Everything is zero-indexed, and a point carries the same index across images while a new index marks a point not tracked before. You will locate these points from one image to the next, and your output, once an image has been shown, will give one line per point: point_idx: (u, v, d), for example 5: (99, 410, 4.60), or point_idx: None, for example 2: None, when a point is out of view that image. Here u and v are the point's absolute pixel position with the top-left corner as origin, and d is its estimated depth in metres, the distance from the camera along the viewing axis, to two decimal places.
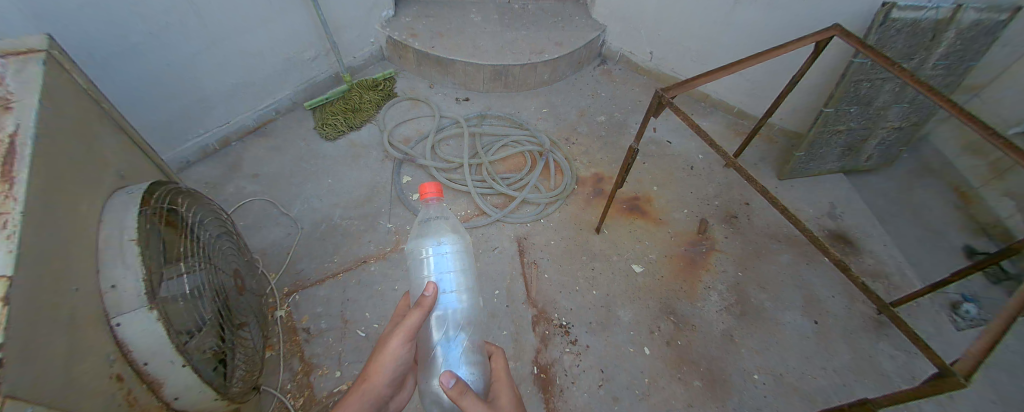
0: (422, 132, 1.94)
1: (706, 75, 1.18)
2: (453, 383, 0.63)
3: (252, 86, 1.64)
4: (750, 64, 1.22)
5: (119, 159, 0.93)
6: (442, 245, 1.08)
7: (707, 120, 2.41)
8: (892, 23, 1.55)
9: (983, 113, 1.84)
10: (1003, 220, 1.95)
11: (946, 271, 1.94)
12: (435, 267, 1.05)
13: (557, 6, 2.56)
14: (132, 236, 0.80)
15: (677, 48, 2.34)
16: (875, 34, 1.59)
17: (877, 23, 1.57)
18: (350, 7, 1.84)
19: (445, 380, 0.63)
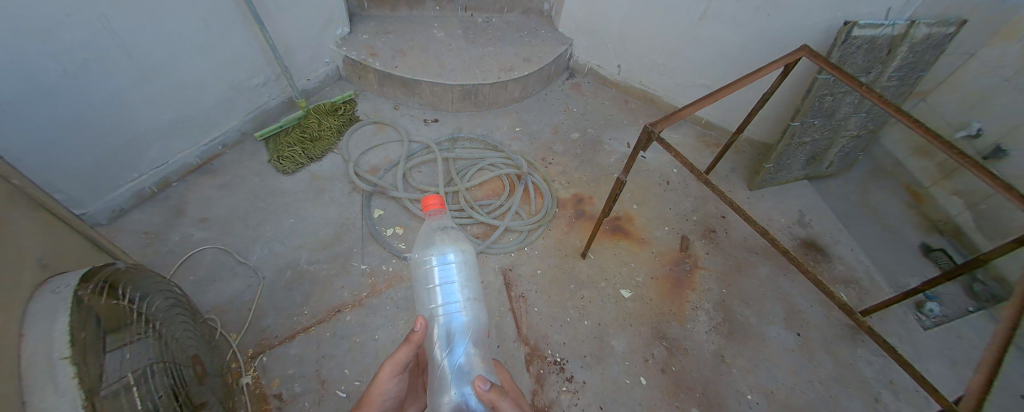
0: (391, 159, 1.80)
1: (692, 106, 1.19)
2: (486, 387, 0.72)
3: (191, 120, 1.42)
4: (728, 91, 1.24)
5: (37, 244, 0.70)
6: (448, 255, 1.09)
7: (678, 133, 2.44)
8: (852, 41, 1.64)
9: (929, 117, 1.99)
10: (953, 218, 2.12)
11: (903, 270, 2.07)
12: (441, 278, 1.08)
13: (523, 19, 2.47)
14: (65, 352, 0.59)
15: (646, 62, 2.37)
16: (838, 52, 1.67)
17: (839, 41, 1.65)
18: (298, 24, 1.64)
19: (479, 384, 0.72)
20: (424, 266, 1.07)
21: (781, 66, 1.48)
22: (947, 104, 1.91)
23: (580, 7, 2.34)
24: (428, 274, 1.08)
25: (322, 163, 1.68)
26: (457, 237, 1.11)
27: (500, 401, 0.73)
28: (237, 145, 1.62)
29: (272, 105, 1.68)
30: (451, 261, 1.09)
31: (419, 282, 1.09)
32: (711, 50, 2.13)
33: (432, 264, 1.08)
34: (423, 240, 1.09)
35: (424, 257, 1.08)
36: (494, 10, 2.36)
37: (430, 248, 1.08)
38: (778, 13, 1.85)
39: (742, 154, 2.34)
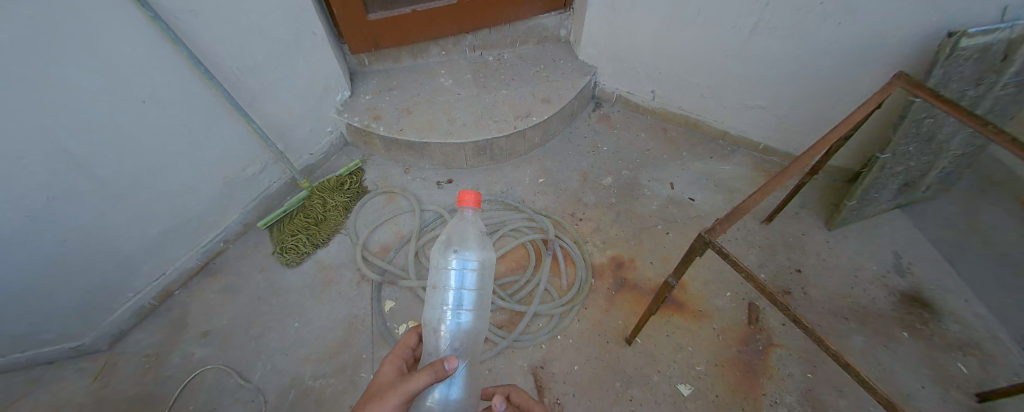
0: (403, 234, 1.63)
1: (756, 194, 0.95)
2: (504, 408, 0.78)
3: (185, 225, 1.34)
4: (808, 160, 1.04)
5: None
6: (470, 261, 1.10)
7: (732, 163, 2.08)
8: (959, 53, 1.24)
9: None
10: None
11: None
12: (456, 281, 1.09)
13: (538, 49, 2.21)
14: None
15: (684, 85, 2.02)
16: (940, 68, 1.29)
17: (940, 57, 1.28)
18: (294, 103, 1.52)
19: (497, 404, 0.78)
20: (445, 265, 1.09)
21: (869, 108, 1.15)
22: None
23: (601, 32, 2.00)
24: (446, 272, 1.09)
25: (329, 248, 1.54)
26: (483, 245, 1.12)
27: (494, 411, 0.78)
28: (239, 238, 1.52)
29: (274, 189, 1.58)
30: (470, 266, 1.10)
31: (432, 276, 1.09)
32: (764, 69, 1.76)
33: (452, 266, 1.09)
34: (449, 237, 1.11)
35: (448, 256, 1.09)
36: (504, 45, 2.12)
37: (459, 248, 1.09)
38: (852, 21, 1.44)
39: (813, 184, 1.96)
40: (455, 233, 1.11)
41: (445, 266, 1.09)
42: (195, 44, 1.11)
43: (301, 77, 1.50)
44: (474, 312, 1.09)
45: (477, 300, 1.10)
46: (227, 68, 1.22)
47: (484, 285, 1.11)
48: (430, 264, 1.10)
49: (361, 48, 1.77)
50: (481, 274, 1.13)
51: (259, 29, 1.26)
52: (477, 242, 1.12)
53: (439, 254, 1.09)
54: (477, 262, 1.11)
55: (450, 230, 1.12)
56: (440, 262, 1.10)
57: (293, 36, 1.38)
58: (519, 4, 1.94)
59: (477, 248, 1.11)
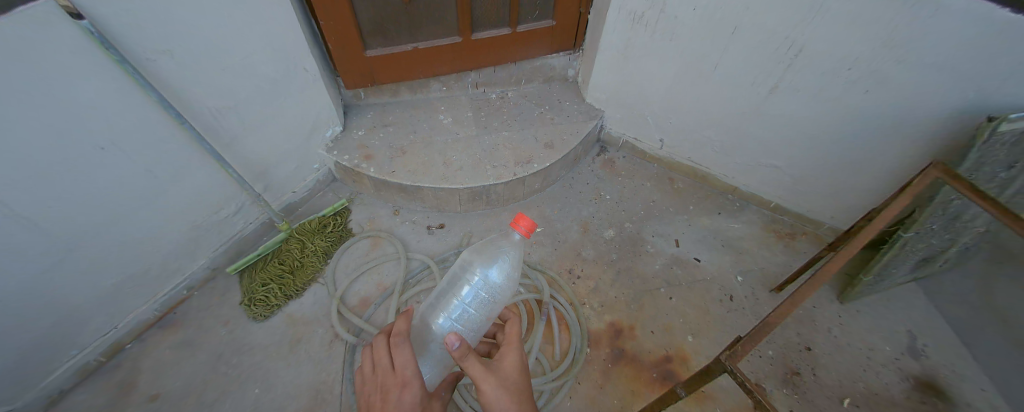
0: (386, 286, 1.54)
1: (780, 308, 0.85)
2: (458, 347, 0.73)
3: (143, 274, 1.24)
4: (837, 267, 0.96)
5: None
6: (489, 277, 1.12)
7: (739, 220, 1.99)
8: (999, 140, 1.13)
9: None
10: None
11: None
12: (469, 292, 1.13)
13: (544, 88, 2.12)
14: None
15: (694, 137, 1.93)
16: (975, 153, 1.19)
17: (978, 140, 1.17)
18: (279, 140, 1.42)
19: (450, 343, 0.74)
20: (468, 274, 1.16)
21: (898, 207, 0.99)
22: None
23: (611, 77, 1.90)
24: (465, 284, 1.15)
25: (302, 301, 1.44)
26: (509, 270, 1.14)
27: (467, 363, 0.76)
28: (207, 283, 1.44)
29: (248, 231, 1.48)
30: (486, 285, 1.11)
31: (452, 280, 1.19)
32: (774, 134, 1.68)
33: (473, 277, 1.15)
34: (478, 256, 1.18)
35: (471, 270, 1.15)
36: (508, 83, 2.04)
37: (482, 264, 1.14)
38: (881, 89, 1.31)
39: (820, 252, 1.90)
40: (489, 251, 1.18)
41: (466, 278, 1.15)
42: (165, 86, 1.00)
43: (289, 113, 1.40)
44: (468, 327, 1.08)
45: (478, 319, 1.08)
46: (205, 109, 1.12)
47: (492, 310, 1.09)
48: (455, 272, 1.20)
49: (357, 83, 1.69)
50: (494, 298, 1.11)
51: (244, 67, 1.16)
52: (505, 268, 1.14)
53: (466, 266, 1.18)
54: (497, 286, 1.12)
55: (482, 248, 1.20)
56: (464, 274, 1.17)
57: (283, 73, 1.29)
58: (526, 44, 1.89)
59: (503, 273, 1.13)
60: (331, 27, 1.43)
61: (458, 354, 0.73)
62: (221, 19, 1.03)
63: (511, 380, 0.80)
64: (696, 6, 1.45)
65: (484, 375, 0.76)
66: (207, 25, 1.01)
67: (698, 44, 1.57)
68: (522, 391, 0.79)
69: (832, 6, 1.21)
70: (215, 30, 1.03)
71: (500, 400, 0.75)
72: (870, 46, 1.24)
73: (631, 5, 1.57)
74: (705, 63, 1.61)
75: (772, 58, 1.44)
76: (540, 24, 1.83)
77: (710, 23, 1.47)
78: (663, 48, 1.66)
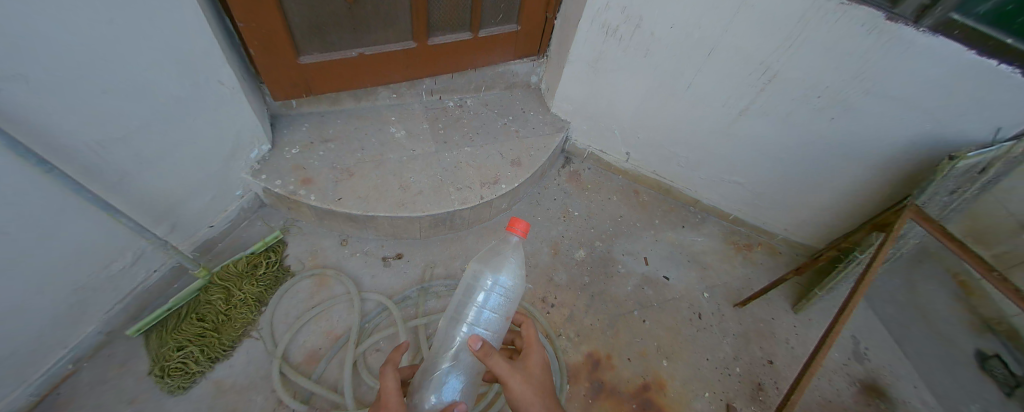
0: (338, 334, 1.36)
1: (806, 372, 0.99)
2: (481, 347, 0.75)
3: (6, 361, 0.94)
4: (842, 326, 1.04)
5: None
6: (502, 280, 1.14)
7: (702, 234, 2.03)
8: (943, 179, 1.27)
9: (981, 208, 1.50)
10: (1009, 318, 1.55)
11: (965, 395, 1.61)
12: (488, 297, 1.13)
13: (505, 96, 1.97)
14: None
15: (661, 152, 1.92)
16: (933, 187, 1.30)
17: (937, 175, 1.28)
18: (190, 169, 1.16)
19: (474, 344, 0.75)
20: (481, 280, 1.15)
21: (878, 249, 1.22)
22: (1005, 219, 1.46)
23: (580, 90, 1.81)
24: (478, 290, 1.15)
25: (232, 363, 1.24)
26: (517, 271, 1.16)
27: (487, 358, 0.78)
28: (98, 353, 1.16)
29: (150, 283, 1.20)
30: (501, 289, 1.13)
31: (463, 289, 1.18)
32: (734, 152, 1.73)
33: (486, 281, 1.15)
34: (485, 262, 1.19)
35: (483, 277, 1.15)
36: (467, 90, 1.86)
37: (491, 271, 1.16)
38: (846, 116, 1.37)
39: (772, 263, 2.00)
40: (495, 257, 1.19)
41: (479, 285, 1.15)
42: (16, 126, 0.73)
43: (202, 136, 1.14)
44: (491, 330, 1.08)
45: (498, 323, 1.09)
46: (81, 146, 0.86)
47: (510, 310, 1.11)
48: (464, 281, 1.19)
49: (290, 94, 1.40)
50: (510, 300, 1.14)
51: (133, 85, 0.89)
52: (514, 270, 1.17)
53: (475, 273, 1.17)
54: (510, 288, 1.14)
55: (488, 256, 1.20)
56: (475, 280, 1.16)
57: (193, 91, 1.03)
58: (488, 50, 1.72)
59: (510, 277, 1.15)
60: (252, 30, 1.16)
61: (481, 353, 0.75)
62: (100, 32, 0.78)
63: (534, 376, 0.82)
64: (673, 24, 1.40)
65: (510, 371, 0.79)
66: (80, 41, 0.75)
67: (671, 63, 1.52)
68: (546, 387, 0.82)
69: (807, 36, 1.23)
70: (92, 45, 0.78)
71: (528, 395, 0.77)
72: (841, 78, 1.28)
73: (606, 17, 1.47)
74: (676, 82, 1.58)
75: (745, 81, 1.45)
76: (502, 28, 1.67)
77: (687, 42, 1.43)
78: (635, 63, 1.59)
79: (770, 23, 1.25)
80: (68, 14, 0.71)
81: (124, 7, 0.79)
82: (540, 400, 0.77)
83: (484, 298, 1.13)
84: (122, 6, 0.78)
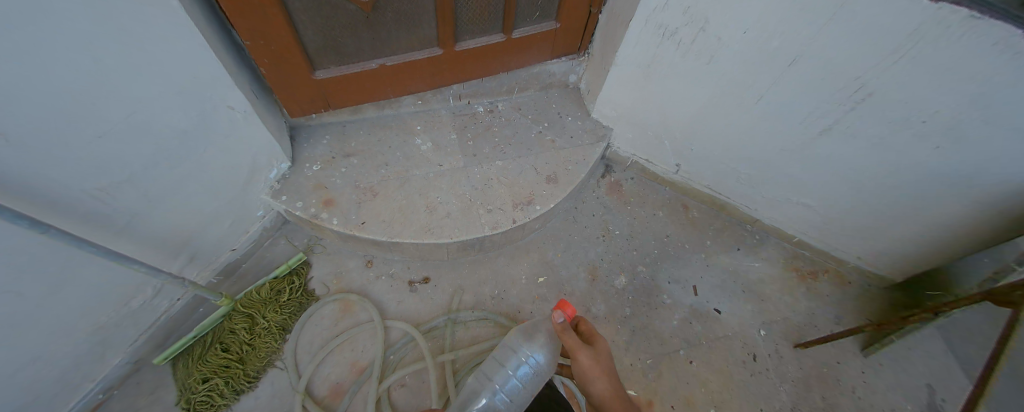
0: (363, 365, 1.31)
1: None
2: (563, 321, 0.96)
3: (31, 403, 0.93)
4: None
5: None
6: (535, 358, 1.10)
7: (758, 258, 1.81)
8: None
9: None
10: None
11: None
12: (519, 369, 1.10)
13: (540, 98, 1.75)
14: None
15: (719, 167, 1.67)
16: None
17: None
18: (208, 199, 1.08)
19: (556, 316, 0.96)
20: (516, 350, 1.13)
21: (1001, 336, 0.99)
22: None
23: (626, 95, 1.55)
24: (513, 357, 1.12)
25: (258, 395, 1.20)
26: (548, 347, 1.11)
27: (563, 332, 0.97)
28: (127, 381, 1.15)
29: (175, 310, 1.16)
30: (531, 366, 1.09)
31: (500, 353, 1.16)
32: (805, 173, 1.47)
33: (522, 354, 1.12)
34: (527, 331, 1.16)
35: (521, 346, 1.13)
36: (498, 93, 1.67)
37: (530, 342, 1.13)
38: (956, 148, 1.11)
39: (840, 294, 1.77)
40: (535, 330, 1.16)
41: (515, 351, 1.13)
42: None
43: (218, 163, 1.05)
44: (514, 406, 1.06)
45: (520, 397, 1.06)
46: (79, 193, 0.79)
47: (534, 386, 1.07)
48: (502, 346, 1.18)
49: (306, 110, 1.24)
50: (540, 377, 1.09)
51: (131, 127, 0.80)
52: (551, 348, 1.12)
53: (513, 339, 1.16)
54: (543, 365, 1.09)
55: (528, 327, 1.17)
56: (511, 346, 1.15)
57: (198, 118, 0.92)
58: (521, 50, 1.50)
59: (544, 349, 1.11)
60: (259, 47, 0.99)
61: (562, 325, 0.96)
62: (68, 75, 0.67)
63: (602, 358, 0.97)
64: (745, 29, 1.12)
65: (581, 347, 0.97)
66: (47, 90, 0.65)
67: (741, 70, 1.24)
68: (611, 368, 0.97)
69: (919, 51, 0.94)
70: (64, 91, 0.67)
71: (593, 368, 0.95)
72: (956, 100, 0.99)
73: (661, 17, 1.21)
74: (744, 91, 1.30)
75: (832, 97, 1.16)
76: (541, 26, 1.44)
77: (757, 49, 1.16)
78: (693, 71, 1.32)
79: (880, 32, 0.96)
80: (22, 65, 0.60)
81: (87, 41, 0.66)
82: (604, 373, 0.95)
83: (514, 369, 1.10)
84: (84, 40, 0.65)
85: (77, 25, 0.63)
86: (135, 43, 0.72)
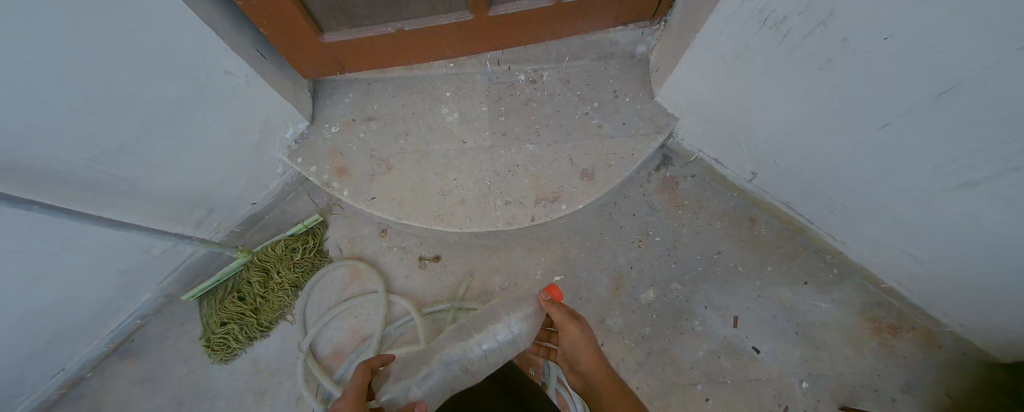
0: (364, 335, 1.34)
1: None
2: (551, 299, 1.01)
3: (73, 326, 1.09)
4: None
5: None
6: (510, 328, 1.09)
7: (828, 299, 1.49)
8: None
9: None
10: None
11: None
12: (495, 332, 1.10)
13: (596, 68, 1.43)
14: None
15: (807, 188, 1.30)
16: None
17: None
18: (217, 158, 1.09)
19: (546, 294, 1.02)
20: (497, 313, 1.14)
21: None
22: None
23: (701, 85, 1.22)
24: (492, 324, 1.11)
25: (268, 344, 1.30)
26: (525, 321, 1.09)
27: (552, 309, 1.00)
28: (162, 310, 1.30)
29: (197, 258, 1.24)
30: (507, 336, 1.09)
31: (482, 313, 1.16)
32: (925, 223, 1.08)
33: (502, 318, 1.12)
34: (512, 303, 1.14)
35: (503, 316, 1.11)
36: (545, 60, 1.40)
37: (512, 314, 1.11)
38: None
39: (920, 360, 1.41)
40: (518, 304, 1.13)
41: (495, 320, 1.12)
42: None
43: (222, 126, 1.03)
44: (481, 364, 1.08)
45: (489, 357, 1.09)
46: (73, 164, 0.82)
47: (508, 352, 1.09)
48: (486, 308, 1.18)
49: (323, 73, 1.19)
50: (515, 345, 1.09)
51: (115, 101, 0.80)
52: (529, 325, 1.10)
53: (497, 308, 1.15)
54: (520, 337, 1.09)
55: (512, 302, 1.15)
56: (494, 314, 1.14)
57: (187, 86, 0.89)
58: (573, 17, 1.21)
59: (523, 322, 1.09)
60: (253, 9, 0.89)
61: (549, 302, 1.00)
62: (21, 63, 0.64)
63: (588, 336, 0.96)
64: (890, 35, 0.75)
65: (569, 321, 0.97)
66: (3, 80, 0.64)
67: (868, 85, 0.87)
68: (597, 345, 0.95)
69: None
70: (22, 77, 0.66)
71: (580, 344, 0.95)
72: None
73: (768, 2, 0.84)
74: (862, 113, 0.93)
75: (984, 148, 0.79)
76: None
77: (901, 63, 0.78)
78: (798, 72, 0.96)
79: None
80: None
81: (28, 29, 0.61)
82: (590, 349, 0.94)
83: (490, 330, 1.10)
84: (24, 29, 0.61)
85: (8, 16, 0.58)
86: (86, 21, 0.66)
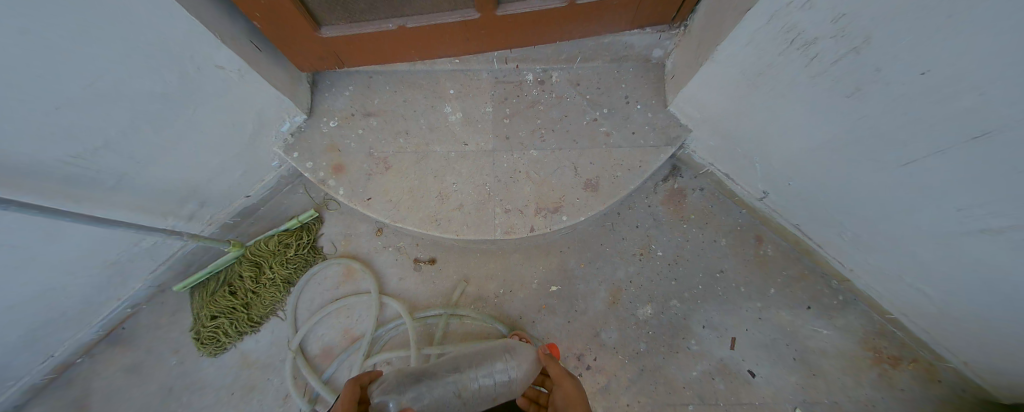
0: (355, 335, 1.33)
1: None
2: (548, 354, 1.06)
3: (62, 315, 1.08)
4: None
5: None
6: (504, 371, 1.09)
7: (829, 326, 1.45)
8: None
9: None
10: None
11: None
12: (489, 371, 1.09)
13: (608, 71, 1.36)
14: None
15: (818, 214, 1.25)
16: None
17: None
18: (208, 154, 1.05)
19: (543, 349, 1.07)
20: (494, 354, 1.14)
21: None
22: None
23: (718, 100, 1.16)
24: (488, 364, 1.11)
25: (258, 339, 1.30)
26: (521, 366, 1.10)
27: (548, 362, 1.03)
28: (153, 299, 1.29)
29: (187, 249, 1.23)
30: (501, 377, 1.09)
31: (478, 352, 1.17)
32: (941, 263, 1.02)
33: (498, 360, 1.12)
34: (511, 348, 1.16)
35: (501, 358, 1.12)
36: (555, 60, 1.33)
37: (510, 357, 1.12)
38: None
39: (918, 393, 1.37)
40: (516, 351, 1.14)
41: (492, 361, 1.12)
42: None
43: (213, 122, 1.00)
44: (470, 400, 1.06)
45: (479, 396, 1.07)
46: (53, 161, 0.79)
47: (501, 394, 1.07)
48: (485, 346, 1.20)
49: (318, 68, 1.14)
50: (508, 390, 1.08)
51: (97, 95, 0.76)
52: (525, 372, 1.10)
53: (496, 352, 1.15)
54: (515, 381, 1.08)
55: (512, 347, 1.16)
56: (493, 355, 1.14)
57: (174, 81, 0.85)
58: (585, 17, 1.13)
59: (519, 368, 1.10)
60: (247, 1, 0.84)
61: (545, 356, 1.05)
62: None
63: (579, 391, 0.93)
64: (929, 69, 0.69)
65: (562, 376, 0.98)
66: None
67: (896, 120, 0.81)
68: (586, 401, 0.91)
69: None
70: None
71: (571, 396, 0.92)
72: None
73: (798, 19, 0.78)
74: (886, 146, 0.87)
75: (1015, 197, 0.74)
76: None
77: (933, 98, 0.72)
78: (823, 98, 0.90)
79: None
80: None
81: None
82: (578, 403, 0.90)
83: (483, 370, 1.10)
84: None
85: None
86: (61, 11, 0.62)
